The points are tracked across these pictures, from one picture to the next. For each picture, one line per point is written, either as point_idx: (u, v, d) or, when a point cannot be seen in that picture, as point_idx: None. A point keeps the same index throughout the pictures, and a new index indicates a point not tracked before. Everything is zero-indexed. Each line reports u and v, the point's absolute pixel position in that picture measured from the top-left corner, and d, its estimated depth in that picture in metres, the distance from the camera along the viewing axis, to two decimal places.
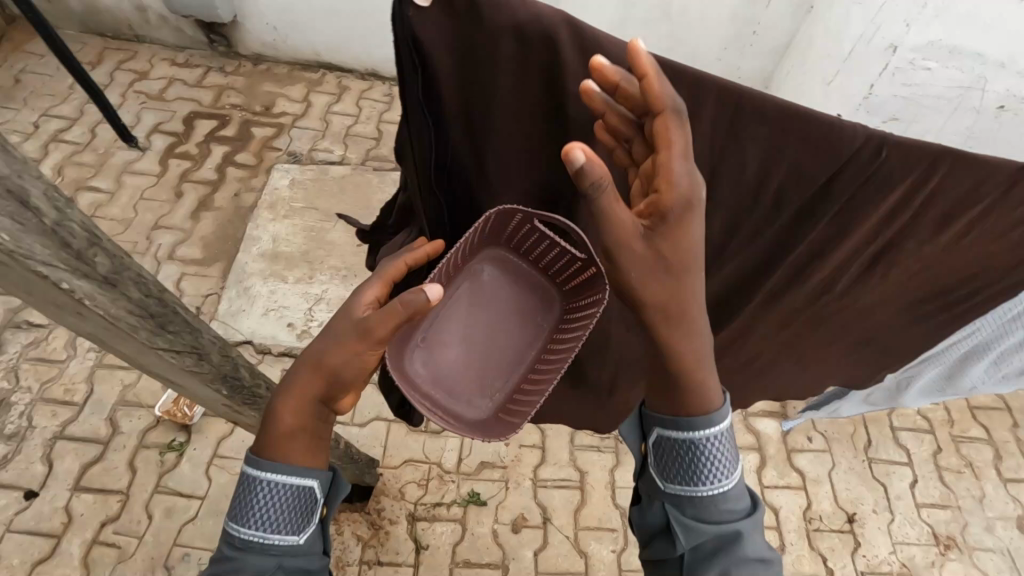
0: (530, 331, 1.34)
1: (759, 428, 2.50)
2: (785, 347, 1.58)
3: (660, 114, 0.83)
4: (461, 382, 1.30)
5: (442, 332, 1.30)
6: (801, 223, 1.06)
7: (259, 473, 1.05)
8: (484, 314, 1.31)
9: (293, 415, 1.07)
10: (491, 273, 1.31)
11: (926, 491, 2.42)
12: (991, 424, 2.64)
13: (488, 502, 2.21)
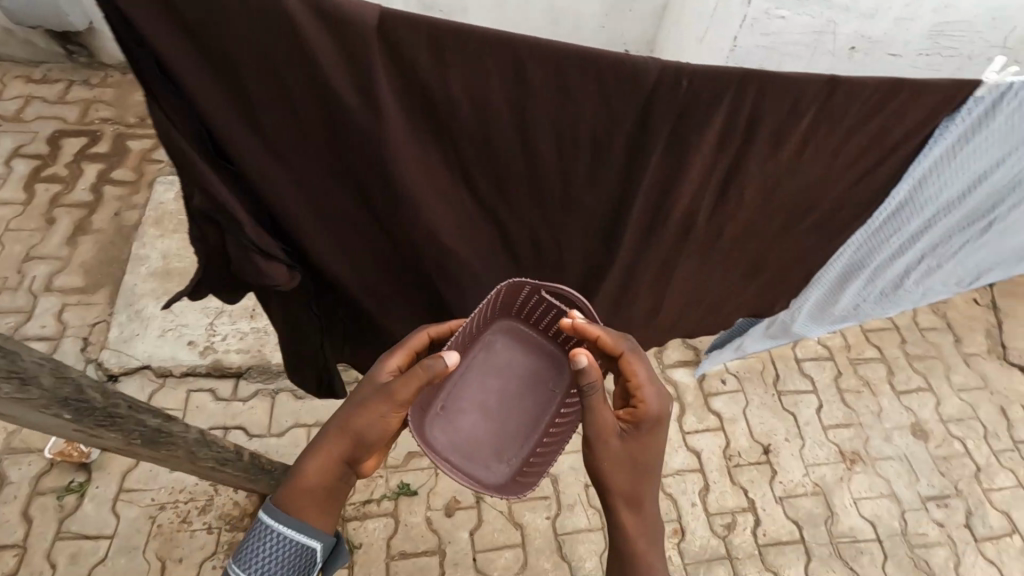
0: (535, 388, 1.62)
1: (675, 378, 2.62)
2: (672, 289, 1.65)
3: (622, 355, 1.32)
4: (476, 446, 1.56)
5: (460, 401, 1.58)
6: (634, 157, 1.10)
7: (270, 519, 1.24)
8: (495, 384, 1.61)
9: (316, 469, 1.27)
10: (498, 343, 1.62)
11: (831, 414, 2.60)
12: (883, 343, 2.85)
13: (419, 491, 2.19)
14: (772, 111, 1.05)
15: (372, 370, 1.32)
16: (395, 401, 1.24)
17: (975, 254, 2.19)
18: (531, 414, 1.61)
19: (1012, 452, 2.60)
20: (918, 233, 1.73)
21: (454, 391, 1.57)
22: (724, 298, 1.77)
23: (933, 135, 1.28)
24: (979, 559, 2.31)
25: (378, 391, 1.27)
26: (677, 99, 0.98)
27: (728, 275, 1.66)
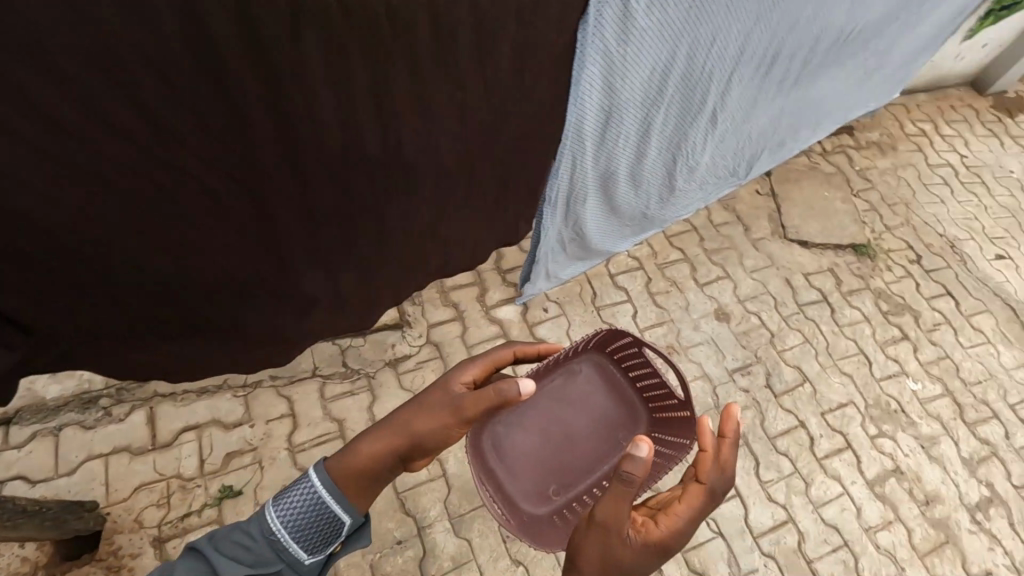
0: (602, 430, 1.97)
1: (500, 317, 2.69)
2: (427, 216, 1.69)
3: (698, 482, 1.38)
4: (520, 461, 1.89)
5: (527, 416, 1.95)
6: (279, 77, 1.11)
7: (313, 476, 1.32)
8: (559, 414, 1.97)
9: (371, 453, 1.35)
10: (581, 376, 2.00)
11: (645, 317, 2.81)
12: (684, 245, 3.11)
13: (244, 490, 2.11)
14: (358, 29, 1.13)
15: (450, 372, 1.46)
16: (464, 412, 1.36)
17: (723, 148, 2.46)
18: (587, 453, 1.94)
19: (798, 315, 2.96)
20: (644, 131, 1.91)
21: (525, 412, 1.94)
22: (477, 217, 1.83)
23: (577, 33, 1.45)
24: (779, 411, 2.62)
25: (455, 397, 1.39)
26: (240, 26, 1.01)
27: (481, 192, 1.73)
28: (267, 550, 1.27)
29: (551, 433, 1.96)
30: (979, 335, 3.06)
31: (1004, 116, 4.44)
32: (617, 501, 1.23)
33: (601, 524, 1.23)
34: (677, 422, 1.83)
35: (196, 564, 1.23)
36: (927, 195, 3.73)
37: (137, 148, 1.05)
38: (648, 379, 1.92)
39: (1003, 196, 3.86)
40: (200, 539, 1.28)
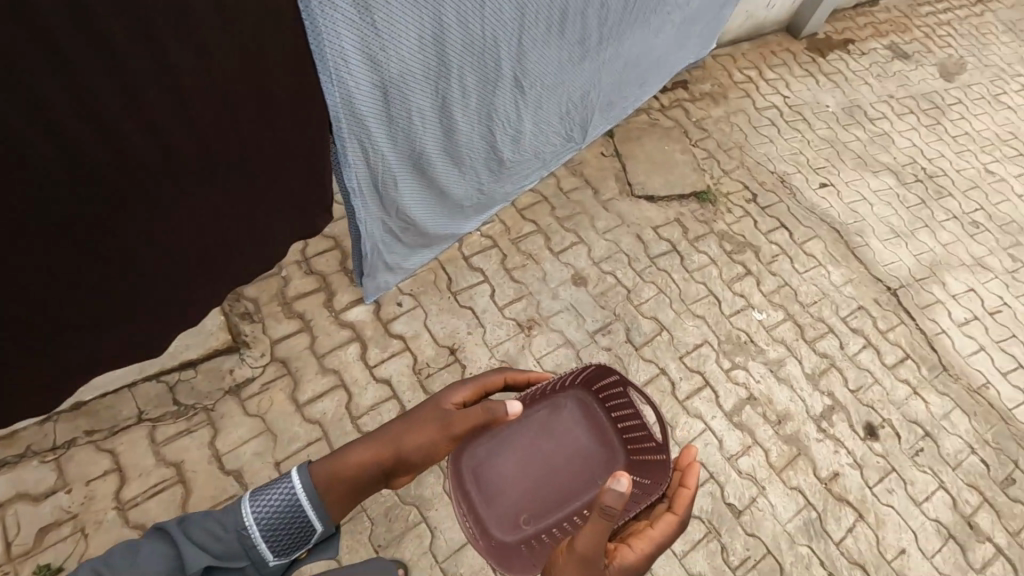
0: (581, 462, 2.22)
1: (351, 319, 2.56)
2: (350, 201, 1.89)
3: (668, 520, 1.53)
4: (497, 487, 2.12)
5: (509, 446, 2.18)
6: (246, 82, 1.32)
7: (294, 478, 1.33)
8: (541, 447, 2.22)
9: (359, 462, 1.40)
10: (567, 411, 2.27)
11: (503, 294, 2.79)
12: (536, 216, 3.12)
13: (66, 565, 1.87)
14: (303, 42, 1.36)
15: (439, 395, 1.62)
16: (453, 425, 1.53)
17: (548, 114, 2.45)
18: (563, 482, 2.18)
19: (651, 267, 3.07)
20: (443, 104, 1.84)
21: (512, 439, 2.18)
22: (301, 210, 1.78)
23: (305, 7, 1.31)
24: (640, 363, 2.71)
25: (444, 414, 1.55)
26: (131, 39, 1.08)
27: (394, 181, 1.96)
28: (235, 542, 1.24)
29: (531, 462, 2.19)
30: (811, 260, 3.34)
31: (817, 56, 4.84)
32: (598, 530, 1.31)
33: (582, 553, 1.30)
34: (648, 463, 2.05)
35: (162, 550, 1.19)
36: (757, 137, 4.00)
37: (58, 160, 1.11)
38: (626, 422, 2.18)
39: (823, 129, 4.22)
40: (167, 525, 1.24)
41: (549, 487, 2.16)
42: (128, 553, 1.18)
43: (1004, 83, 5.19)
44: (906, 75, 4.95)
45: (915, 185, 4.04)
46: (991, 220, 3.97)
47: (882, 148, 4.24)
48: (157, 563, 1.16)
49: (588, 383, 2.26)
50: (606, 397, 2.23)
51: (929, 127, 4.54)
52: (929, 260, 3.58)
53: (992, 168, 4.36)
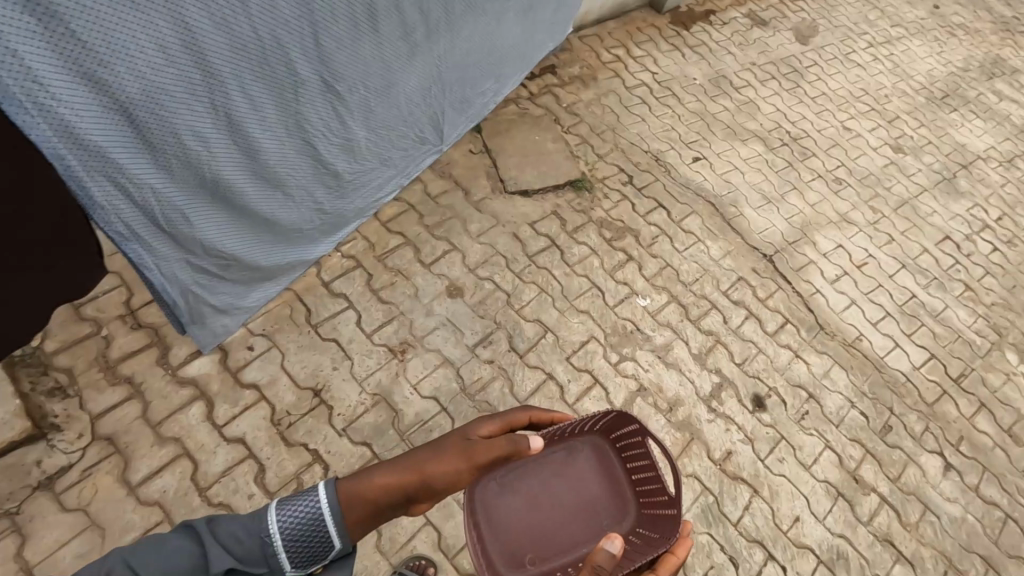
0: (592, 508, 2.08)
1: (192, 375, 2.24)
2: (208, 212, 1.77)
3: None
4: (506, 524, 2.00)
5: (523, 483, 2.06)
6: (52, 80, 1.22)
7: (321, 491, 1.38)
8: (555, 484, 2.09)
9: (381, 485, 1.41)
10: (584, 455, 2.15)
11: (371, 319, 2.56)
12: (403, 227, 2.90)
13: None
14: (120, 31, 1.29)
15: (465, 426, 1.60)
16: (474, 458, 1.51)
17: (384, 117, 2.29)
18: (572, 530, 2.04)
19: (530, 267, 2.94)
20: (232, 124, 1.62)
21: (525, 480, 2.07)
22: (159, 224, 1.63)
23: None
24: (525, 371, 2.58)
25: (467, 445, 1.53)
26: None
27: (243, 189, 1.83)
28: (255, 547, 1.30)
29: (542, 501, 2.07)
30: (689, 237, 3.34)
31: (681, 29, 4.88)
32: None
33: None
34: (661, 521, 1.92)
35: (190, 549, 1.26)
36: (630, 116, 3.96)
37: None
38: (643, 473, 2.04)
39: (692, 103, 4.25)
40: (197, 525, 1.32)
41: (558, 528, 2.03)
42: (158, 547, 1.26)
43: (853, 42, 5.49)
44: (765, 41, 5.11)
45: (782, 149, 4.16)
46: (852, 174, 4.17)
47: (749, 115, 4.34)
48: (179, 563, 1.22)
49: (607, 429, 2.14)
50: (626, 443, 2.10)
51: (790, 91, 4.70)
52: (800, 221, 3.69)
53: (849, 125, 4.58)
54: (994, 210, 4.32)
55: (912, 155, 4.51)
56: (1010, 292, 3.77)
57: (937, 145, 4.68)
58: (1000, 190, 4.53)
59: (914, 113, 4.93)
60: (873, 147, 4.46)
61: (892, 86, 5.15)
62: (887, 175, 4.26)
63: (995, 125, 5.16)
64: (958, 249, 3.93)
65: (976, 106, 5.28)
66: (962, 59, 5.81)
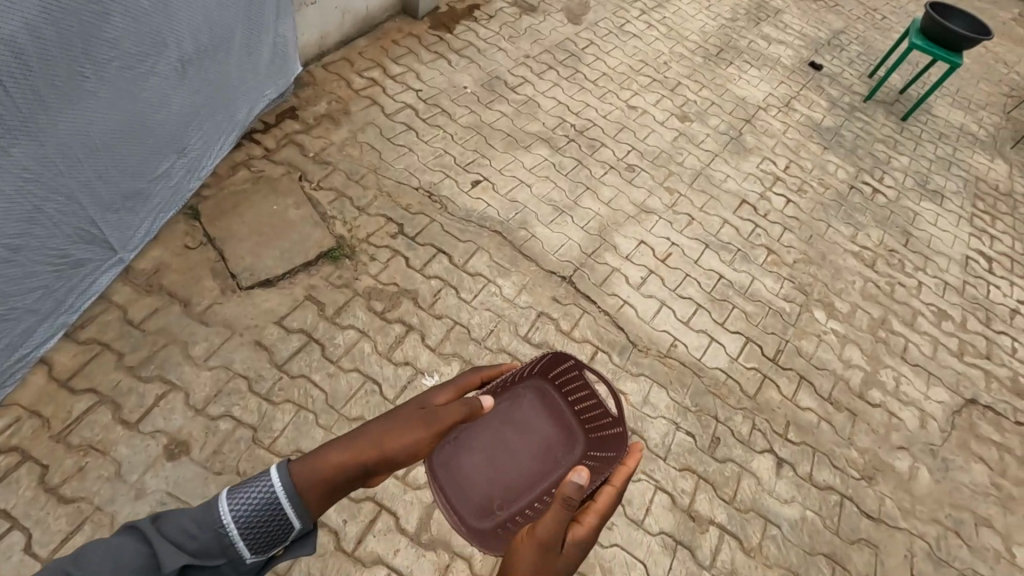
0: (544, 448, 2.47)
1: None
2: None
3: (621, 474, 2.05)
4: (473, 484, 2.29)
5: (476, 441, 2.39)
6: None
7: (273, 476, 1.40)
8: (506, 432, 2.46)
9: (336, 462, 1.50)
10: (528, 400, 2.55)
11: (49, 534, 1.89)
12: (94, 380, 2.21)
13: None
14: None
15: (422, 396, 1.81)
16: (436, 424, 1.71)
17: None
18: (535, 465, 2.43)
19: (281, 381, 2.38)
20: None
21: (480, 433, 2.42)
22: None
23: None
24: None
25: (426, 413, 1.73)
26: None
27: None
28: (210, 538, 1.31)
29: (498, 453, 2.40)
30: (477, 280, 2.94)
31: (444, 32, 4.44)
32: (557, 516, 1.72)
33: (542, 536, 1.67)
34: (610, 440, 2.35)
35: (137, 549, 1.26)
36: (395, 149, 3.47)
37: None
38: (584, 405, 2.50)
39: (465, 116, 3.85)
40: (141, 524, 1.33)
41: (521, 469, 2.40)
42: (101, 551, 1.26)
43: (626, 11, 5.38)
44: (537, 29, 4.82)
45: (569, 147, 3.88)
46: (643, 157, 4.00)
47: (530, 115, 4.02)
48: (133, 558, 1.24)
49: (546, 372, 2.55)
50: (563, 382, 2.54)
51: (570, 78, 4.46)
52: (597, 225, 3.44)
53: (633, 103, 4.43)
54: (782, 159, 4.37)
55: (698, 121, 4.45)
56: (809, 243, 3.80)
57: (719, 105, 4.68)
58: (783, 137, 4.61)
59: (694, 75, 4.91)
60: (660, 120, 4.34)
61: (669, 51, 5.10)
62: (677, 149, 4.15)
63: (769, 71, 5.30)
64: (755, 211, 3.90)
65: (749, 55, 5.40)
66: (730, 9, 5.95)
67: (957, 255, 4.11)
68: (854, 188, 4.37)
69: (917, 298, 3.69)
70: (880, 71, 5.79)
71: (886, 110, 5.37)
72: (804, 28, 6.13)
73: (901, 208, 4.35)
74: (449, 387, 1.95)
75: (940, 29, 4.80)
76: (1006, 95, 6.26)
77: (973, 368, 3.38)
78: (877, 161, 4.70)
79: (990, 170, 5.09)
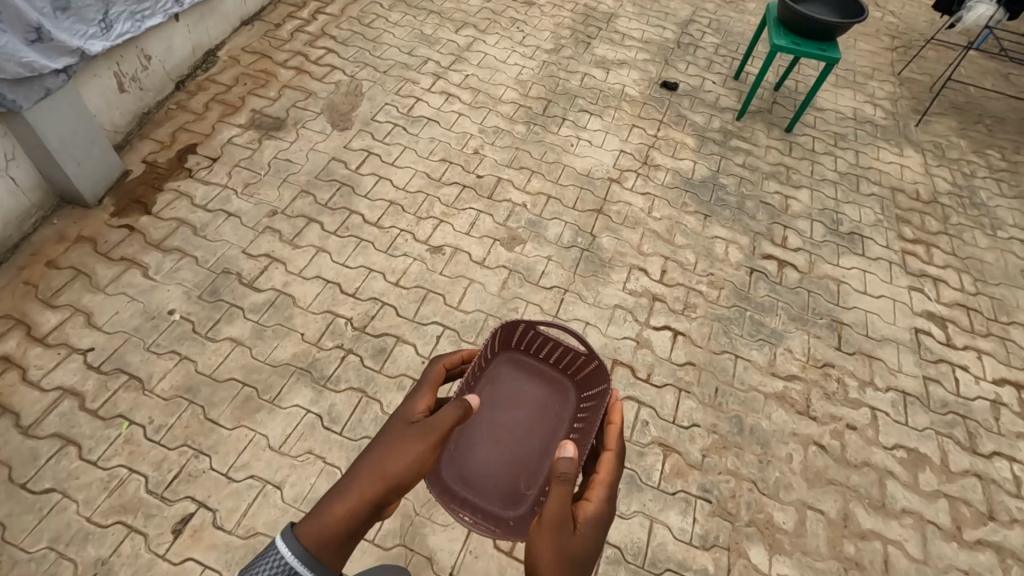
0: (539, 411, 2.30)
1: None
2: None
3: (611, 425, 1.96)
4: (489, 486, 2.11)
5: (469, 444, 2.19)
6: None
7: (280, 544, 1.21)
8: (496, 416, 2.26)
9: (345, 510, 1.35)
10: (504, 372, 2.36)
11: None
12: None
13: None
14: None
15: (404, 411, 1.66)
16: (431, 432, 1.55)
17: None
18: (540, 427, 2.27)
19: None
20: None
21: (474, 431, 2.21)
22: None
23: None
24: None
25: (414, 429, 1.58)
26: None
27: None
28: None
29: (498, 441, 2.22)
30: None
31: (136, 216, 3.00)
32: (562, 497, 1.50)
33: (552, 522, 1.44)
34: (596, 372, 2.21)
35: None
36: (33, 508, 2.08)
37: None
38: (556, 353, 2.34)
39: (169, 371, 2.48)
40: None
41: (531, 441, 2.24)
42: None
43: (414, 84, 4.05)
44: (286, 157, 3.43)
45: (344, 368, 2.58)
46: (460, 340, 2.76)
47: (280, 328, 2.68)
48: None
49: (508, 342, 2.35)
50: (529, 343, 2.35)
51: (342, 230, 3.12)
52: (398, 523, 2.21)
53: (438, 240, 3.15)
54: (654, 262, 3.21)
55: (532, 239, 3.21)
56: (716, 405, 2.66)
57: (558, 198, 3.46)
58: (649, 219, 3.44)
59: (517, 159, 3.66)
60: (479, 259, 3.09)
61: (479, 129, 3.81)
62: (508, 303, 2.93)
63: (613, 114, 4.10)
64: (634, 374, 2.72)
65: (585, 98, 4.18)
66: (550, 35, 4.70)
67: (904, 335, 3.08)
68: (755, 270, 3.27)
69: (876, 444, 2.63)
70: (746, 68, 4.70)
71: (765, 122, 4.29)
72: (646, 32, 4.95)
73: (818, 280, 3.28)
74: (429, 380, 1.85)
75: (801, 19, 3.69)
76: (890, 47, 5.32)
77: (980, 553, 2.36)
78: (772, 213, 3.61)
79: (902, 169, 4.12)
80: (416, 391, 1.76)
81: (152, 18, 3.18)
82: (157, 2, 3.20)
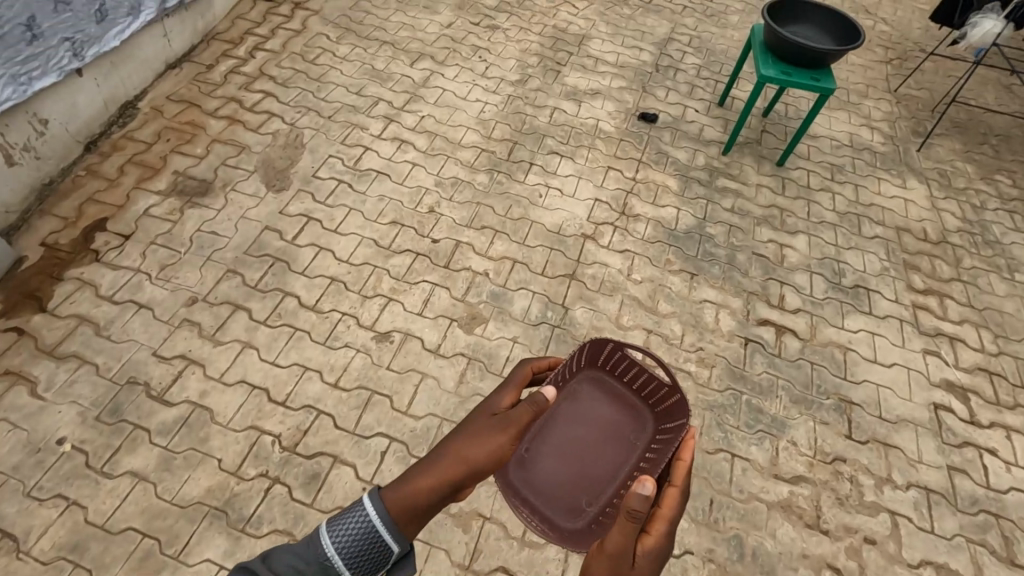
0: (614, 434, 2.09)
1: None
2: None
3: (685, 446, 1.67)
4: (552, 496, 1.97)
5: (539, 451, 2.06)
6: None
7: (368, 505, 1.33)
8: (571, 430, 2.10)
9: (428, 485, 1.39)
10: (586, 391, 2.16)
11: None
12: None
13: None
14: None
15: (490, 401, 1.63)
16: (512, 427, 1.51)
17: None
18: (612, 451, 2.07)
19: None
20: None
21: (547, 440, 2.07)
22: None
23: None
24: None
25: (498, 419, 1.54)
26: None
27: None
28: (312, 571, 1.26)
29: (568, 456, 2.06)
30: None
31: (27, 315, 2.56)
32: (625, 530, 1.33)
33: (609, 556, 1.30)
34: (676, 409, 1.94)
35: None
36: None
37: None
38: (642, 379, 2.09)
39: (51, 525, 2.05)
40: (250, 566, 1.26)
41: (602, 463, 2.05)
42: None
43: (362, 129, 3.62)
44: (212, 228, 3.00)
45: (269, 505, 2.17)
46: (410, 454, 2.35)
47: (193, 455, 2.26)
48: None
49: (593, 360, 2.15)
50: (616, 363, 2.13)
51: (273, 318, 2.69)
52: None
53: (386, 324, 2.73)
54: (635, 338, 2.81)
55: (495, 318, 2.81)
56: (712, 524, 2.27)
57: (525, 263, 3.05)
58: (628, 283, 3.04)
59: (479, 216, 3.24)
60: (433, 347, 2.67)
61: (436, 180, 3.39)
62: (467, 401, 2.52)
63: (586, 155, 3.69)
64: None
65: (555, 137, 3.77)
66: (515, 64, 4.28)
67: (922, 414, 2.71)
68: (750, 341, 2.87)
69: (898, 562, 2.26)
70: (731, 93, 4.30)
71: (755, 154, 3.89)
72: (620, 55, 4.54)
73: (823, 349, 2.89)
74: (520, 372, 1.77)
75: (790, 47, 3.28)
76: (884, 60, 4.93)
77: None
78: (767, 266, 3.22)
79: (907, 204, 3.73)
80: (505, 385, 1.68)
81: (43, 79, 2.76)
82: (49, 60, 2.79)
